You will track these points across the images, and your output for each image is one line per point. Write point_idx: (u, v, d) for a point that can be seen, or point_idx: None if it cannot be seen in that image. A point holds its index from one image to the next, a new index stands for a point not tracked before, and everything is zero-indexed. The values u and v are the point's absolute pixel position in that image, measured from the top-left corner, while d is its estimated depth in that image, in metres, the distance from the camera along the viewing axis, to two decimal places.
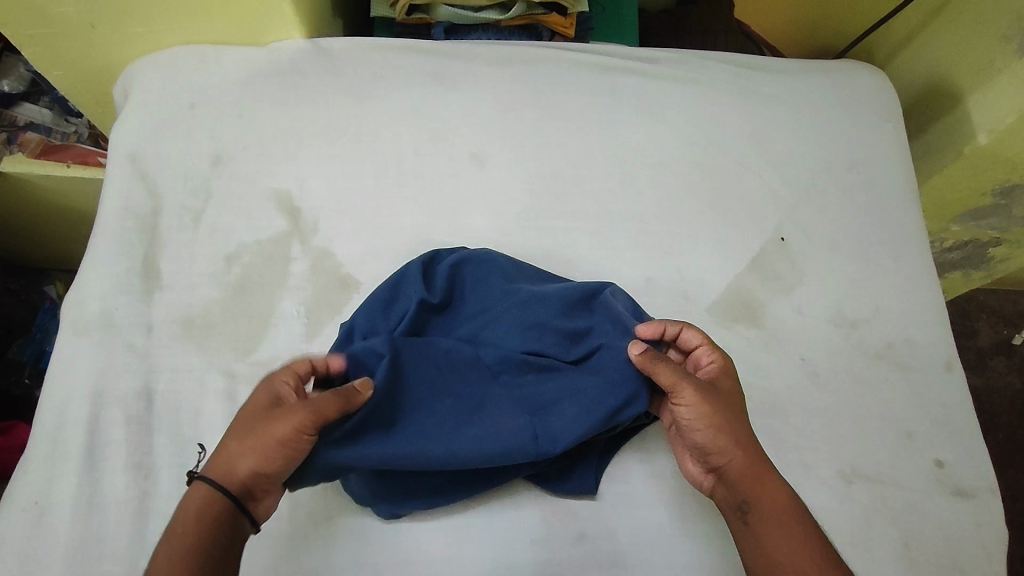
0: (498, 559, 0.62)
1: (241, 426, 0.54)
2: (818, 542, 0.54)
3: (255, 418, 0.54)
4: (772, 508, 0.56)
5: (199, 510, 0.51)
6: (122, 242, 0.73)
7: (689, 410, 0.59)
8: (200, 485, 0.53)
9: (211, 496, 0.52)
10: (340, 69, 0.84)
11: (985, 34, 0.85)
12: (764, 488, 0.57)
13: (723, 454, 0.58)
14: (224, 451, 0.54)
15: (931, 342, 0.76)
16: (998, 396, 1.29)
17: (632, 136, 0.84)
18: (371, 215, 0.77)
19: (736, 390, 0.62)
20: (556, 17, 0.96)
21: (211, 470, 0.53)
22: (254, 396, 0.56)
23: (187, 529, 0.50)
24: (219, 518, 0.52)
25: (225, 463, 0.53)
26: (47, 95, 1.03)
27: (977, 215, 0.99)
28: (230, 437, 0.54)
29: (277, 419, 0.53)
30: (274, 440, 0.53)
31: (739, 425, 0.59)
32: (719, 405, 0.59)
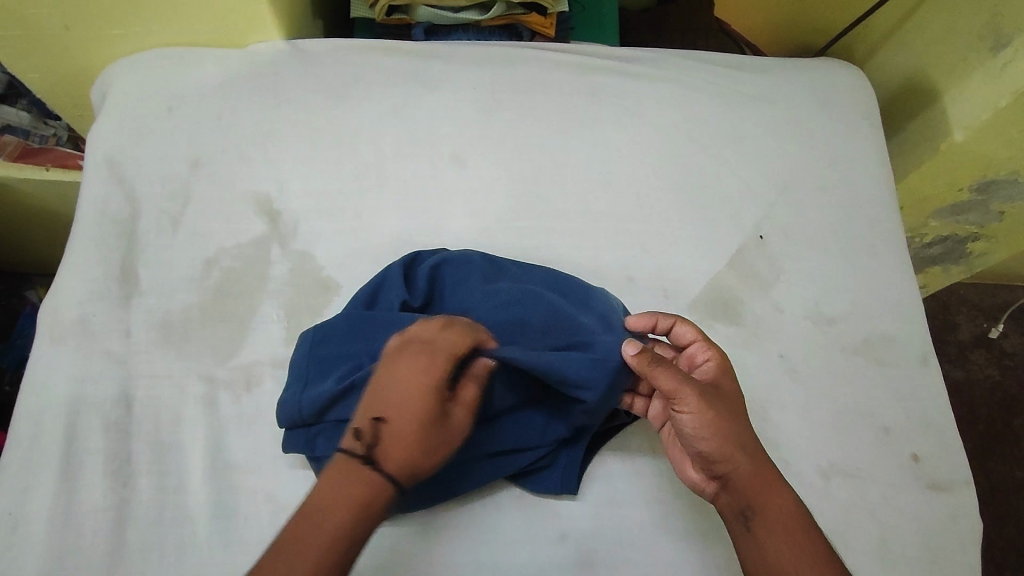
0: (480, 560, 0.62)
1: (424, 433, 0.53)
2: (822, 547, 0.56)
3: (437, 424, 0.53)
4: (775, 514, 0.57)
5: (376, 508, 0.52)
6: (99, 247, 0.72)
7: (693, 417, 0.57)
8: (383, 481, 0.52)
9: (387, 498, 0.52)
10: (320, 71, 0.84)
11: (961, 33, 0.86)
12: (770, 497, 0.57)
13: (730, 461, 0.57)
14: (402, 450, 0.52)
15: (907, 338, 0.76)
16: (978, 389, 1.31)
17: (612, 136, 0.84)
18: (352, 218, 0.77)
19: (736, 391, 0.61)
20: (535, 17, 0.96)
21: (393, 470, 0.52)
22: (421, 386, 0.53)
23: (358, 524, 0.51)
24: (378, 516, 0.52)
25: (411, 470, 0.53)
26: (25, 97, 1.02)
27: (955, 211, 1.00)
28: (416, 445, 0.53)
29: (453, 431, 0.55)
30: (450, 450, 0.55)
31: (742, 431, 0.59)
32: (722, 411, 0.58)
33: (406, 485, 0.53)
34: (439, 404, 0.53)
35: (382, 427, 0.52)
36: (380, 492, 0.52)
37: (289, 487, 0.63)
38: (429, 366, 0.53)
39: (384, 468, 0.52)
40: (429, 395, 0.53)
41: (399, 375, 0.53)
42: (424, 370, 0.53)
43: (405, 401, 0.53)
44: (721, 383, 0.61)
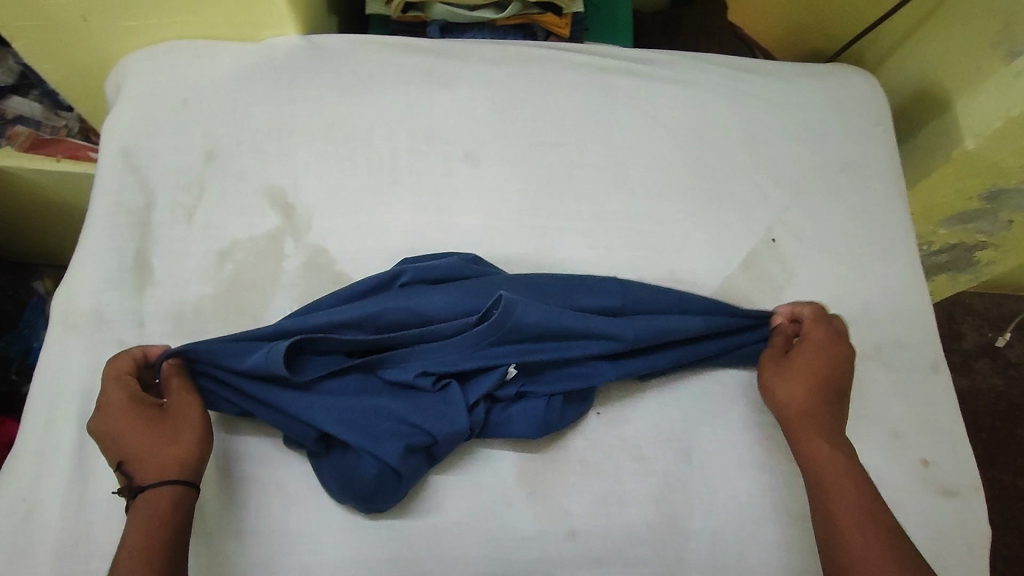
0: (491, 556, 0.62)
1: (148, 434, 0.58)
2: (865, 495, 0.59)
3: (157, 425, 0.59)
4: (825, 463, 0.62)
5: (169, 503, 0.55)
6: (114, 237, 0.73)
7: (767, 375, 0.68)
8: (158, 487, 0.56)
9: (174, 491, 0.56)
10: (335, 66, 0.84)
11: (976, 39, 0.86)
12: (824, 457, 0.62)
13: (793, 413, 0.65)
14: (148, 463, 0.57)
15: (918, 344, 0.77)
16: (982, 398, 1.31)
17: (625, 137, 0.84)
18: (366, 213, 0.77)
19: (828, 362, 0.67)
20: (550, 16, 0.97)
21: (153, 475, 0.57)
22: (120, 418, 0.59)
23: (158, 527, 0.54)
24: (175, 506, 0.56)
25: (168, 461, 0.57)
26: (37, 88, 1.01)
27: (964, 219, 1.00)
28: (153, 450, 0.58)
29: (179, 418, 0.60)
30: (192, 428, 0.59)
31: (812, 386, 0.66)
32: (800, 373, 0.67)
33: (185, 472, 0.57)
34: (137, 410, 0.59)
35: (124, 466, 0.57)
36: (163, 492, 0.56)
37: (301, 478, 0.63)
38: (111, 394, 0.60)
39: (144, 480, 0.57)
40: (131, 410, 0.59)
41: (100, 418, 0.59)
42: (108, 401, 0.60)
43: (123, 425, 0.59)
44: (814, 349, 0.68)
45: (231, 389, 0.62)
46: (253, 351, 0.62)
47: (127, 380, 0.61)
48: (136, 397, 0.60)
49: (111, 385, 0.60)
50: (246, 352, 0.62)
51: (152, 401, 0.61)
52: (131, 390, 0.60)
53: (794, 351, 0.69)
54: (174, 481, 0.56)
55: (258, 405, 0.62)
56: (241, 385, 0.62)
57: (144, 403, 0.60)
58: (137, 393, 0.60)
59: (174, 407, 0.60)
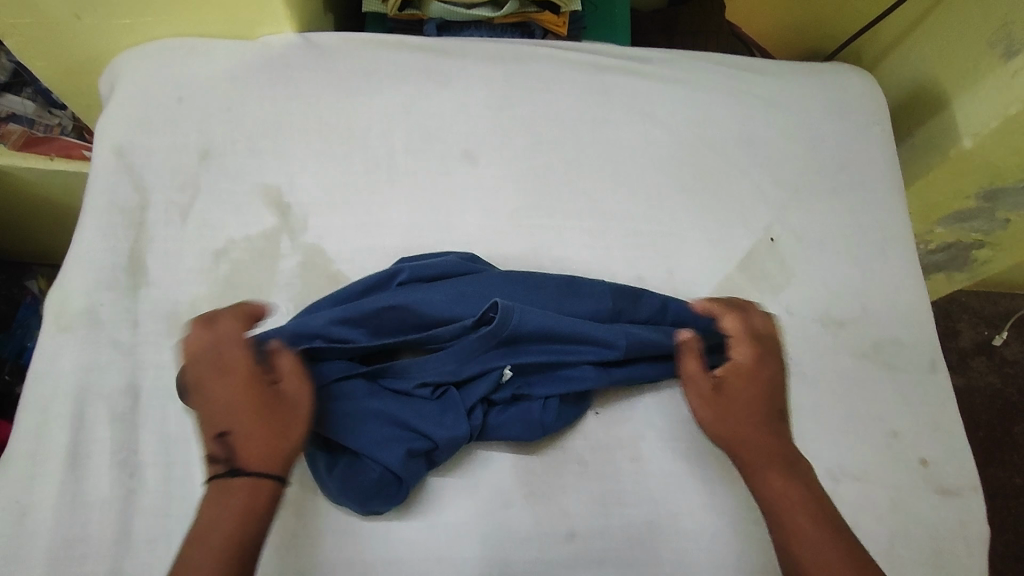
0: (489, 558, 0.62)
1: (262, 417, 0.55)
2: (824, 521, 0.56)
3: (268, 411, 0.55)
4: (778, 493, 0.58)
5: (267, 499, 0.53)
6: (108, 236, 0.72)
7: (702, 409, 0.63)
8: (258, 477, 0.53)
9: (273, 487, 0.53)
10: (331, 64, 0.83)
11: (973, 38, 0.86)
12: (782, 495, 0.58)
13: (739, 446, 0.61)
14: (252, 448, 0.54)
15: (916, 343, 0.76)
16: (979, 396, 1.31)
17: (623, 135, 0.84)
18: (363, 212, 0.76)
19: (757, 385, 0.64)
20: (547, 15, 0.97)
21: (256, 463, 0.53)
22: (250, 392, 0.55)
23: (254, 523, 0.52)
24: (270, 505, 0.53)
25: (277, 453, 0.54)
26: (30, 86, 1.00)
27: (961, 218, 1.00)
28: (251, 436, 0.54)
29: (289, 406, 0.56)
30: (302, 422, 0.56)
31: (751, 414, 0.62)
32: (734, 405, 0.63)
33: (285, 469, 0.54)
34: (257, 387, 0.56)
35: (227, 438, 0.54)
36: (262, 486, 0.53)
37: (298, 480, 0.63)
38: (236, 364, 0.56)
39: (243, 463, 0.53)
40: (255, 387, 0.56)
41: (232, 385, 0.56)
42: (251, 373, 0.56)
43: (239, 398, 0.55)
44: (742, 372, 0.64)
45: None
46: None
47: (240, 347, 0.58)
48: (260, 373, 0.57)
49: (233, 349, 0.57)
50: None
51: (270, 380, 0.57)
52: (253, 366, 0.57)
53: (717, 376, 0.65)
54: (276, 477, 0.53)
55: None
56: None
57: (264, 381, 0.57)
58: (260, 368, 0.57)
59: (288, 394, 0.57)
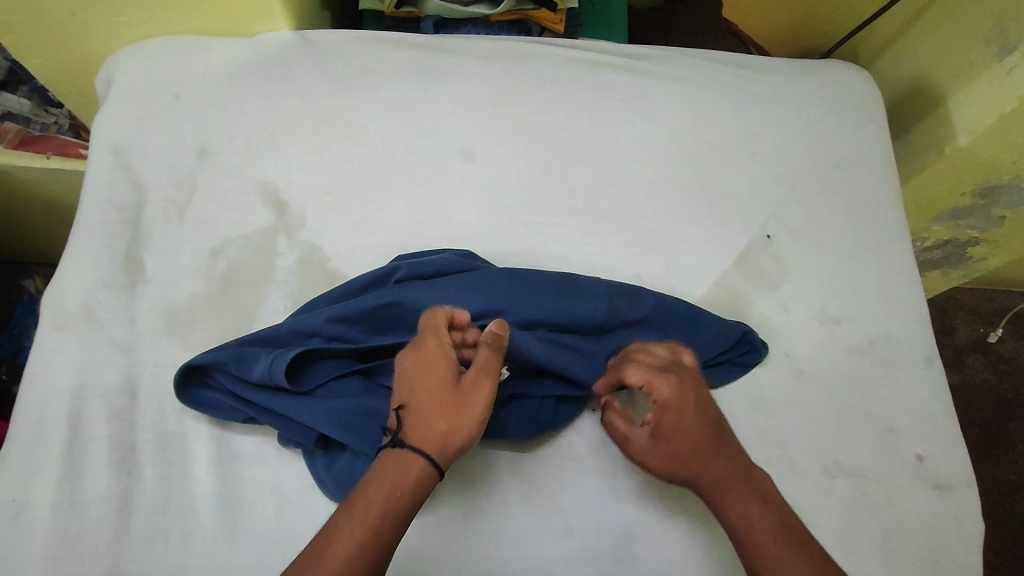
0: (487, 555, 0.62)
1: (444, 399, 0.55)
2: (791, 543, 0.54)
3: (452, 396, 0.55)
4: (741, 523, 0.56)
5: (415, 479, 0.52)
6: (105, 234, 0.72)
7: (653, 459, 0.60)
8: (411, 455, 0.53)
9: (423, 468, 0.53)
10: (328, 62, 0.83)
11: (969, 35, 0.86)
12: (750, 529, 0.56)
13: (698, 482, 0.58)
14: (428, 427, 0.54)
15: (912, 339, 0.77)
16: (974, 393, 1.31)
17: (620, 133, 0.84)
18: (360, 209, 0.76)
19: (691, 417, 0.60)
20: (544, 12, 0.97)
21: (421, 441, 0.54)
22: (440, 373, 0.56)
23: (398, 501, 0.51)
24: (422, 485, 0.53)
25: (434, 436, 0.54)
26: (25, 84, 1.01)
27: (957, 215, 1.01)
28: (443, 417, 0.55)
29: (473, 395, 0.56)
30: (477, 412, 0.55)
31: (693, 455, 0.58)
32: (679, 445, 0.59)
33: (443, 455, 0.54)
34: (450, 372, 0.56)
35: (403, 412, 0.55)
36: (412, 464, 0.53)
37: (296, 478, 0.63)
38: (432, 349, 0.57)
39: (411, 439, 0.54)
40: (442, 371, 0.56)
41: (414, 364, 0.57)
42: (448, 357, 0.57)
43: (424, 378, 0.56)
44: (670, 410, 0.60)
45: (239, 397, 0.63)
46: (258, 359, 0.62)
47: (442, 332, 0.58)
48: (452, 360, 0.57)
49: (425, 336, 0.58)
50: (249, 361, 0.62)
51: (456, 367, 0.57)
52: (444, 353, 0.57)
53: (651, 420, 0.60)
54: (433, 459, 0.53)
55: (262, 413, 0.62)
56: (246, 392, 0.62)
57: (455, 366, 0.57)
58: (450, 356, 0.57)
59: (468, 383, 0.56)
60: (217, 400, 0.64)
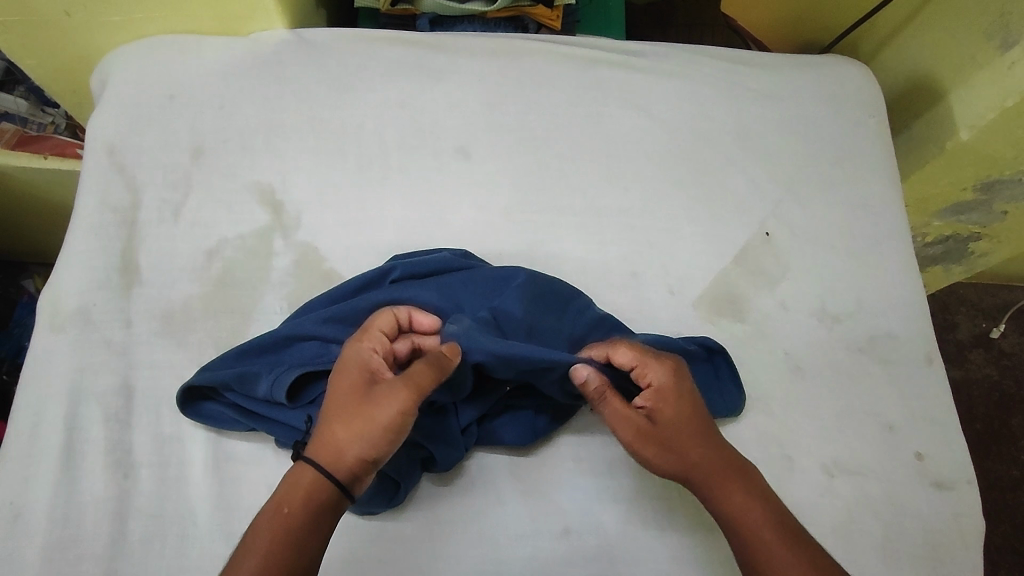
0: (483, 555, 0.61)
1: (345, 404, 0.55)
2: (787, 533, 0.54)
3: (357, 399, 0.55)
4: (732, 511, 0.56)
5: (302, 491, 0.51)
6: (100, 236, 0.72)
7: (656, 451, 0.59)
8: (304, 465, 0.53)
9: (312, 478, 0.52)
10: (324, 60, 0.83)
11: (969, 30, 0.85)
12: (744, 521, 0.55)
13: (690, 475, 0.58)
14: (326, 434, 0.54)
15: (913, 336, 0.76)
16: (976, 389, 1.31)
17: (617, 130, 0.83)
18: (356, 209, 0.76)
19: (682, 401, 0.60)
20: (541, 9, 0.97)
21: (317, 449, 0.53)
22: (352, 375, 0.57)
23: (281, 517, 0.50)
24: (308, 499, 0.51)
25: (332, 444, 0.53)
26: (22, 84, 1.01)
27: (958, 210, 1.00)
28: (336, 422, 0.54)
29: (381, 400, 0.54)
30: (377, 419, 0.54)
31: (689, 440, 0.58)
32: (681, 428, 0.59)
33: (337, 466, 0.53)
34: (365, 380, 0.56)
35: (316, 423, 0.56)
36: (303, 475, 0.52)
37: None
38: (353, 354, 0.58)
39: (310, 448, 0.54)
40: (354, 375, 0.56)
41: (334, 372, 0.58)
42: (365, 366, 0.57)
43: (336, 382, 0.57)
44: (666, 397, 0.60)
45: (240, 407, 0.63)
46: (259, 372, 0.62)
47: (379, 341, 0.60)
48: (373, 365, 0.57)
49: (359, 340, 0.59)
50: (249, 375, 0.62)
51: (376, 373, 0.57)
52: (368, 360, 0.58)
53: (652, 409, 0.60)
54: (319, 468, 0.52)
55: (266, 425, 0.62)
56: (248, 403, 0.62)
57: (371, 370, 0.57)
58: (372, 363, 0.58)
59: (379, 388, 0.55)
60: (219, 413, 0.64)
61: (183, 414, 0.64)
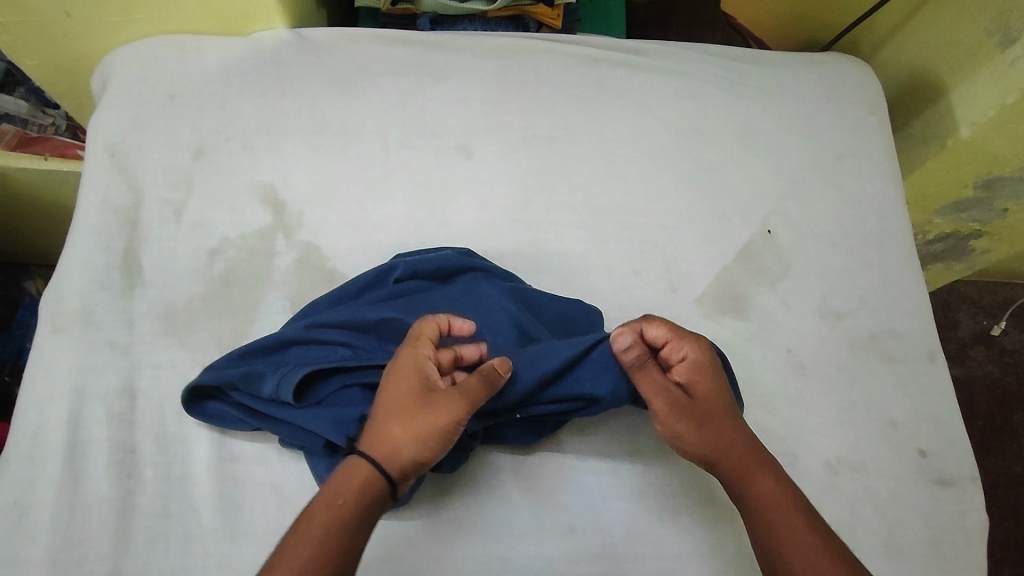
0: (487, 553, 0.61)
1: (401, 404, 0.55)
2: (818, 527, 0.55)
3: (415, 401, 0.55)
4: (759, 497, 0.57)
5: (357, 487, 0.52)
6: (102, 236, 0.72)
7: (693, 434, 0.59)
8: (359, 460, 0.53)
9: (367, 475, 0.52)
10: (325, 60, 0.83)
11: (969, 27, 0.85)
12: (774, 513, 0.56)
13: (721, 462, 0.59)
14: (382, 433, 0.54)
15: (915, 334, 0.76)
16: (978, 386, 1.31)
17: (618, 129, 0.83)
18: (358, 208, 0.76)
19: (716, 383, 0.61)
20: (541, 8, 0.97)
21: (372, 445, 0.54)
22: (409, 376, 0.56)
23: (337, 509, 0.51)
24: (363, 495, 0.52)
25: (386, 444, 0.54)
26: (22, 86, 1.01)
27: (959, 207, 1.00)
28: (392, 421, 0.54)
29: (439, 407, 0.54)
30: (434, 425, 0.54)
31: (728, 427, 0.59)
32: (717, 412, 0.60)
33: (392, 466, 0.53)
34: (420, 383, 0.56)
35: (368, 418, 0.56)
36: (357, 471, 0.53)
37: (296, 479, 0.63)
38: (408, 356, 0.57)
39: (364, 444, 0.54)
40: (411, 377, 0.56)
41: (388, 371, 0.57)
42: (421, 370, 0.57)
43: (393, 381, 0.56)
44: (700, 376, 0.61)
45: (247, 407, 0.63)
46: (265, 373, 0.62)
47: (431, 345, 0.59)
48: (428, 368, 0.57)
49: (416, 342, 0.58)
50: (255, 376, 0.62)
51: (431, 378, 0.57)
52: (424, 364, 0.57)
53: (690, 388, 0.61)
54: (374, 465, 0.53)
55: (272, 425, 0.62)
56: (254, 403, 0.62)
57: (427, 373, 0.57)
58: (427, 367, 0.57)
59: (438, 395, 0.55)
60: (225, 413, 0.63)
61: (188, 415, 0.64)
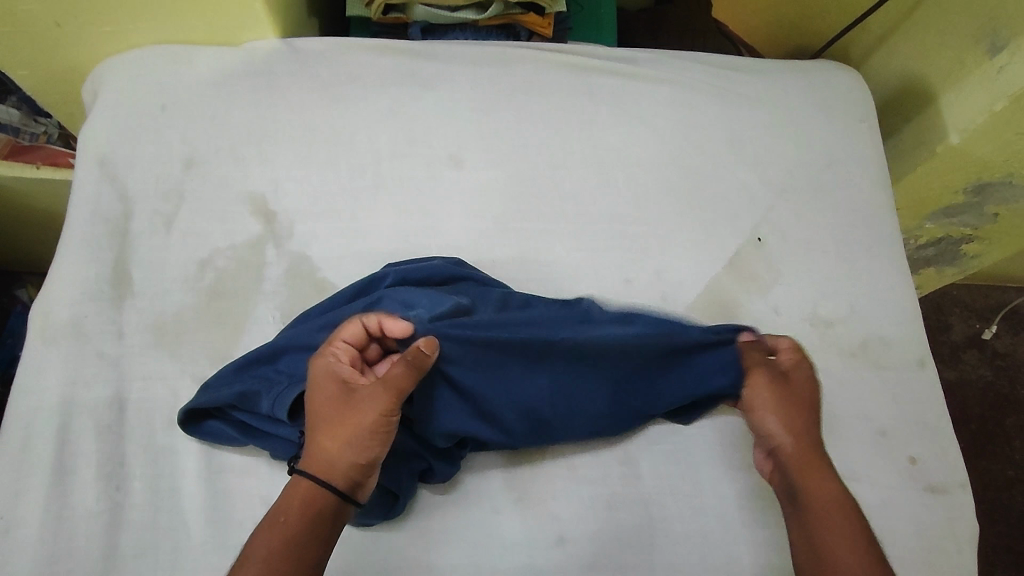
0: (477, 564, 0.61)
1: (328, 414, 0.56)
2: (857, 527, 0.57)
3: (339, 408, 0.56)
4: (819, 487, 0.59)
5: (298, 501, 0.52)
6: (91, 246, 0.71)
7: (777, 419, 0.63)
8: (297, 478, 0.54)
9: (308, 488, 0.53)
10: (316, 70, 0.83)
11: (957, 34, 0.86)
12: (824, 503, 0.58)
13: (788, 447, 0.62)
14: (314, 447, 0.55)
15: (906, 341, 0.76)
16: (970, 389, 1.31)
17: (609, 137, 0.84)
18: (348, 217, 0.76)
19: (812, 393, 0.65)
20: (532, 16, 0.96)
21: (308, 461, 0.54)
22: (326, 387, 0.57)
23: (280, 525, 0.51)
24: (307, 507, 0.52)
25: (321, 456, 0.54)
26: (14, 94, 0.99)
27: (950, 212, 1.00)
28: (320, 433, 0.55)
29: (361, 403, 0.55)
30: (361, 423, 0.55)
31: (803, 419, 0.63)
32: (798, 405, 0.64)
33: (334, 474, 0.54)
34: (340, 388, 0.57)
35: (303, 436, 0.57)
36: (297, 490, 0.53)
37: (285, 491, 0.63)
38: (322, 368, 0.58)
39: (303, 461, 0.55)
40: (328, 386, 0.57)
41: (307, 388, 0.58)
42: (339, 377, 0.58)
43: (313, 395, 0.57)
44: (801, 380, 0.66)
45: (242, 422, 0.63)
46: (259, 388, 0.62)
47: (344, 349, 0.60)
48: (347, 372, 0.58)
49: (328, 351, 0.59)
50: (250, 391, 0.62)
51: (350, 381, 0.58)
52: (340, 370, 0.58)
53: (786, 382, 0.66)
54: (312, 478, 0.53)
55: (269, 441, 0.62)
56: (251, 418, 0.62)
57: (347, 378, 0.58)
58: (343, 371, 0.58)
59: (359, 395, 0.56)
60: (220, 429, 0.63)
61: (183, 431, 0.64)
